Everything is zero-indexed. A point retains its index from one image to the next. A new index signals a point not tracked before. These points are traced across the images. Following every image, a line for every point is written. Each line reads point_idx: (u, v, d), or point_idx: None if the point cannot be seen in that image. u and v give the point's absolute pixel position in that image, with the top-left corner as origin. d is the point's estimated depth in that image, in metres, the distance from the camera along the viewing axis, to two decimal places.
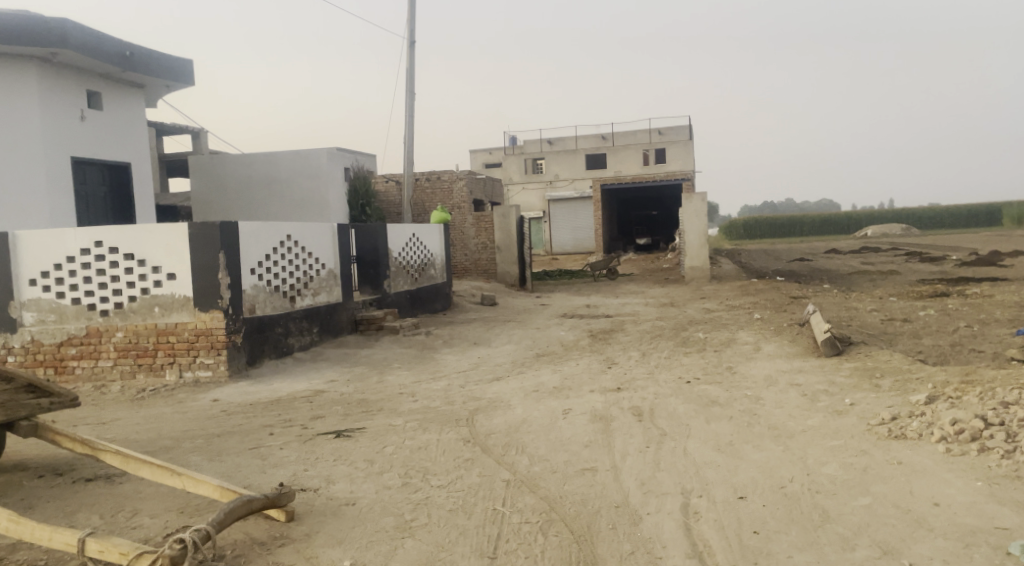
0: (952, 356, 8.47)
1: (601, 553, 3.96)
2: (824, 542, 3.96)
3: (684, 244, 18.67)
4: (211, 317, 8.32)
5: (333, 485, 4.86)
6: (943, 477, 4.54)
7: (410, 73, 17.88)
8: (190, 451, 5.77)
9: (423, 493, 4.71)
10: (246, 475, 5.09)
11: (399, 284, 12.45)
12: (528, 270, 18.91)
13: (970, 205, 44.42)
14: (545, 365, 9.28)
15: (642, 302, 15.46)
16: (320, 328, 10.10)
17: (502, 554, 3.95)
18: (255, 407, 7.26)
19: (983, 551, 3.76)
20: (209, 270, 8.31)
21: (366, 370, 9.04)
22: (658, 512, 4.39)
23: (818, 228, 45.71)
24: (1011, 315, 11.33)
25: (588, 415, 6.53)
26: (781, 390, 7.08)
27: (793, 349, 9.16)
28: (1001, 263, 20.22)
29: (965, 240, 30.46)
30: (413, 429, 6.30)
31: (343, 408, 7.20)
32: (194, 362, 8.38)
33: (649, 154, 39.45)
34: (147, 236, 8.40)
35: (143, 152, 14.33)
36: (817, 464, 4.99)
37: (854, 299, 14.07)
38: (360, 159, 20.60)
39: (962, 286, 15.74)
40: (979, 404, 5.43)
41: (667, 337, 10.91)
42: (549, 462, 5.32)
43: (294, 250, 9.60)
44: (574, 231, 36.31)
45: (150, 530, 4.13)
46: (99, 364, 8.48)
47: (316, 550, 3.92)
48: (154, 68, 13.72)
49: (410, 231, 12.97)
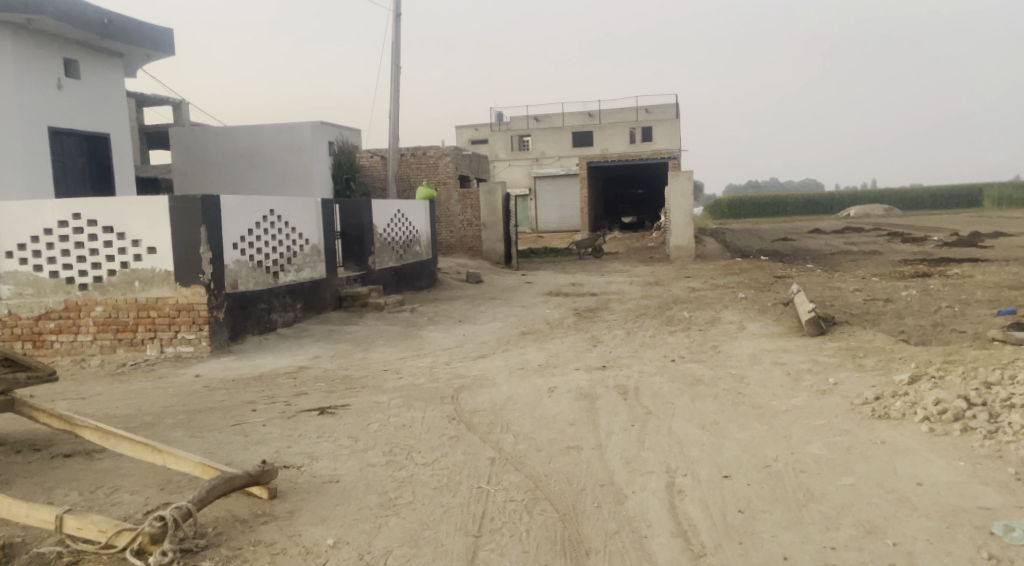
0: (934, 336, 8.53)
1: (585, 531, 3.95)
2: (808, 521, 3.97)
3: (671, 222, 18.65)
4: (192, 291, 8.22)
5: (316, 462, 4.82)
6: (927, 457, 4.57)
7: (395, 46, 17.65)
8: (171, 427, 5.71)
9: (408, 471, 4.67)
10: (228, 453, 5.04)
11: (384, 260, 12.37)
12: (513, 248, 18.78)
13: (950, 187, 44.83)
14: (531, 343, 9.27)
15: (627, 281, 15.45)
16: (303, 304, 10.00)
17: (487, 532, 3.94)
18: (238, 383, 7.21)
19: (966, 530, 3.78)
20: (191, 244, 8.20)
21: (350, 347, 8.98)
22: (643, 491, 4.38)
23: (802, 207, 45.88)
24: (992, 296, 11.43)
25: (573, 393, 6.52)
26: (765, 369, 7.10)
27: (778, 329, 9.19)
28: (982, 244, 20.44)
29: (948, 221, 30.71)
30: (398, 406, 6.27)
31: (327, 384, 7.16)
32: (175, 337, 8.29)
33: (636, 132, 39.39)
34: (127, 209, 8.26)
35: (122, 122, 14.11)
36: (801, 443, 5.00)
37: (837, 279, 14.15)
38: (344, 134, 20.40)
39: (942, 266, 15.89)
40: (962, 384, 5.47)
41: (652, 315, 10.94)
42: (534, 441, 5.30)
43: (276, 225, 9.48)
44: (560, 209, 36.27)
45: (130, 506, 4.08)
46: (78, 338, 8.37)
47: (298, 527, 3.89)
48: (133, 36, 13.44)
49: (395, 207, 12.86)
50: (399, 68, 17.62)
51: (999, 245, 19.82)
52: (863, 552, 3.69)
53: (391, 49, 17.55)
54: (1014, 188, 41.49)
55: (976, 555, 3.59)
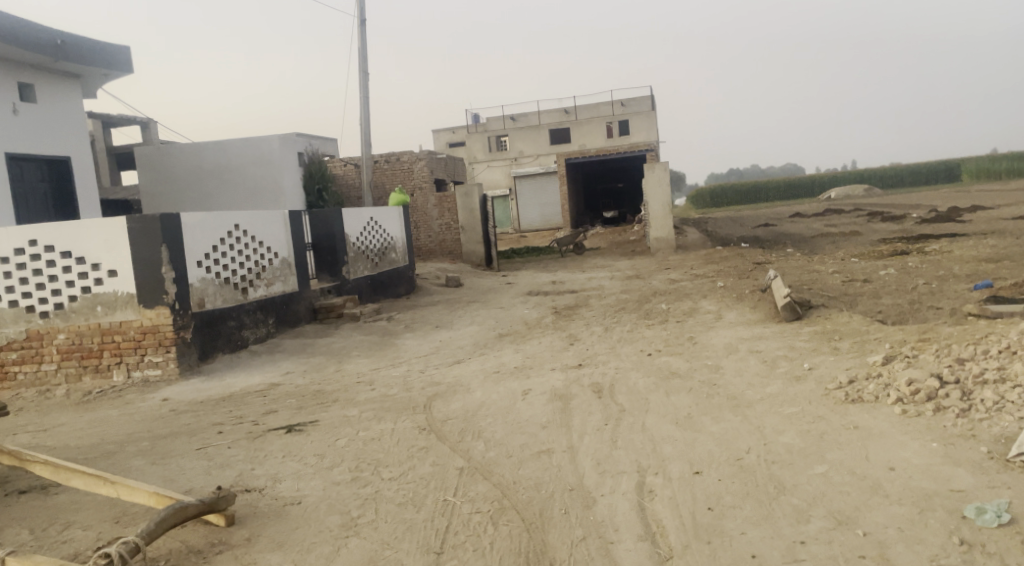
0: (911, 315, 8.50)
1: (551, 540, 3.86)
2: (778, 515, 3.88)
3: (648, 214, 18.56)
4: (157, 313, 8.02)
5: (280, 484, 4.68)
6: (900, 440, 4.50)
7: (363, 53, 17.50)
8: (133, 455, 5.55)
9: (373, 487, 4.56)
10: (189, 479, 4.89)
11: (359, 270, 12.20)
12: (493, 249, 18.54)
13: (928, 163, 45.07)
14: (508, 345, 9.15)
15: (607, 276, 15.33)
16: (276, 319, 9.83)
17: (449, 548, 3.83)
18: (207, 405, 7.05)
19: (938, 515, 3.70)
20: (153, 265, 7.99)
21: (324, 360, 8.83)
22: (613, 494, 4.29)
23: (783, 192, 46.09)
24: (969, 270, 11.41)
25: (548, 395, 6.41)
26: (741, 358, 7.02)
27: (755, 316, 9.13)
28: (959, 219, 20.54)
29: (926, 198, 30.78)
30: (369, 419, 6.14)
31: (297, 400, 7.01)
32: (142, 361, 8.09)
33: (612, 127, 39.29)
34: (86, 233, 8.07)
35: (83, 144, 13.88)
36: (775, 433, 4.92)
37: (817, 261, 14.15)
38: (315, 144, 20.19)
39: (921, 243, 15.90)
40: (935, 362, 5.41)
41: (630, 309, 10.86)
42: (504, 447, 5.19)
43: (243, 240, 9.30)
44: (541, 207, 36.24)
45: (81, 543, 3.94)
46: (42, 368, 8.19)
47: (255, 555, 3.77)
48: (89, 56, 13.24)
49: (368, 214, 12.69)
50: (367, 74, 17.48)
51: (977, 219, 19.90)
52: (833, 545, 3.60)
53: (358, 56, 17.40)
54: (990, 161, 41.83)
55: (947, 541, 3.51)
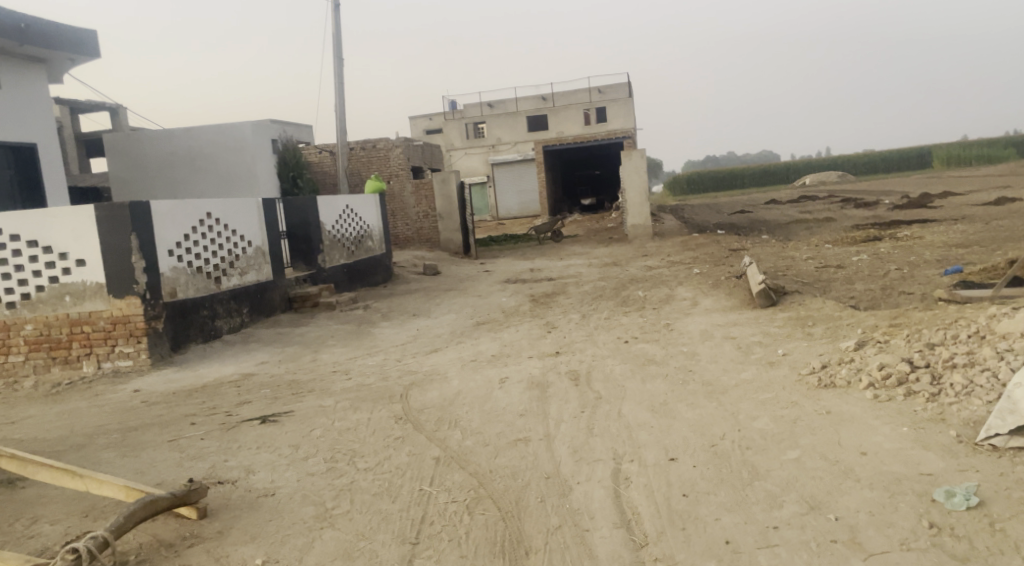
0: (883, 300, 8.59)
1: (527, 529, 3.86)
2: (751, 500, 3.91)
3: (625, 201, 18.56)
4: (127, 303, 7.90)
5: (253, 475, 4.64)
6: (871, 425, 4.54)
7: (337, 38, 17.32)
8: (104, 448, 5.47)
9: (348, 478, 4.53)
10: (160, 471, 4.84)
11: (334, 258, 12.10)
12: (471, 237, 18.49)
13: (900, 150, 45.53)
14: (485, 333, 9.13)
15: (585, 263, 15.34)
16: (250, 309, 9.72)
17: (425, 538, 3.82)
18: (179, 396, 6.97)
19: (907, 500, 3.74)
20: (123, 254, 7.87)
21: (299, 350, 8.75)
22: (589, 481, 4.29)
23: (759, 178, 46.26)
24: (940, 256, 11.54)
25: (525, 382, 6.41)
26: (716, 344, 7.06)
27: (730, 302, 9.18)
28: (931, 205, 20.78)
29: (898, 185, 31.12)
30: (344, 409, 6.10)
31: (272, 391, 6.95)
32: (112, 352, 7.97)
33: (590, 113, 38.81)
34: (53, 221, 7.92)
35: (49, 131, 13.61)
36: (748, 419, 4.95)
37: (792, 248, 14.24)
38: (288, 130, 19.97)
39: (893, 229, 16.06)
40: (906, 347, 5.47)
41: (608, 296, 10.88)
42: (481, 436, 5.18)
43: (215, 228, 9.18)
44: (519, 195, 36.37)
45: (48, 538, 3.87)
46: (9, 359, 8.05)
47: (227, 548, 3.73)
48: (54, 40, 12.96)
49: (344, 202, 12.58)
50: (341, 60, 17.29)
51: (947, 205, 20.14)
52: (806, 530, 3.63)
53: (332, 41, 17.22)
54: (960, 149, 42.35)
55: (917, 525, 3.56)
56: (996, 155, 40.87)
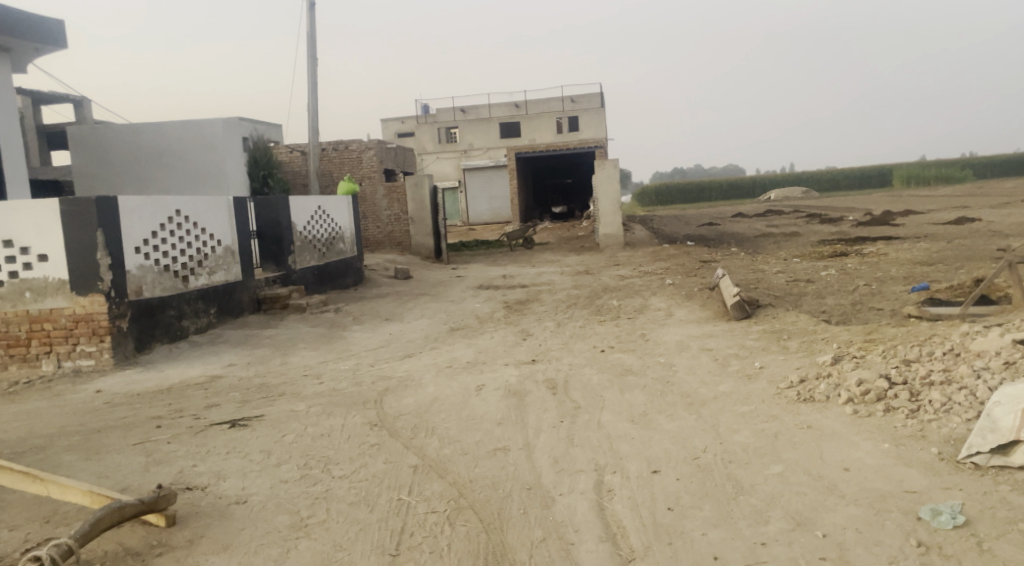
0: (854, 315, 8.65)
1: (509, 541, 3.78)
2: (737, 516, 3.86)
3: (597, 210, 18.57)
4: (91, 300, 7.67)
5: (223, 482, 4.49)
6: (853, 441, 4.53)
7: (312, 38, 17.13)
8: (64, 451, 5.26)
9: (323, 486, 4.40)
10: (125, 476, 4.66)
11: (305, 260, 11.91)
12: (443, 242, 18.39)
13: (862, 168, 46.34)
14: (459, 339, 9.03)
15: (557, 271, 15.30)
16: (218, 309, 9.50)
17: (405, 549, 3.72)
18: (144, 397, 6.76)
19: (893, 517, 3.73)
20: (87, 250, 7.64)
21: (269, 352, 8.56)
22: (571, 493, 4.22)
23: (726, 192, 46.77)
24: (906, 272, 11.70)
25: (501, 390, 6.32)
26: (693, 356, 7.05)
27: (704, 314, 9.19)
28: (893, 222, 21.16)
29: (861, 202, 31.64)
30: (317, 414, 5.95)
31: (242, 394, 6.78)
32: (74, 350, 7.73)
33: (563, 122, 38.91)
34: (16, 215, 7.68)
35: (12, 121, 13.25)
36: (729, 432, 4.92)
37: (761, 261, 14.36)
38: (260, 130, 19.74)
39: (859, 246, 16.28)
40: (883, 363, 5.47)
41: (582, 305, 10.84)
42: (459, 444, 5.08)
43: (184, 226, 8.97)
44: (490, 200, 36.33)
45: (7, 545, 3.70)
46: None
47: (197, 559, 3.60)
48: (19, 27, 12.62)
49: (316, 203, 12.39)
50: (315, 61, 17.10)
51: (910, 223, 20.50)
52: (794, 547, 3.60)
53: (307, 41, 17.02)
54: (920, 168, 43.22)
55: (905, 543, 3.54)
56: (954, 175, 41.76)
